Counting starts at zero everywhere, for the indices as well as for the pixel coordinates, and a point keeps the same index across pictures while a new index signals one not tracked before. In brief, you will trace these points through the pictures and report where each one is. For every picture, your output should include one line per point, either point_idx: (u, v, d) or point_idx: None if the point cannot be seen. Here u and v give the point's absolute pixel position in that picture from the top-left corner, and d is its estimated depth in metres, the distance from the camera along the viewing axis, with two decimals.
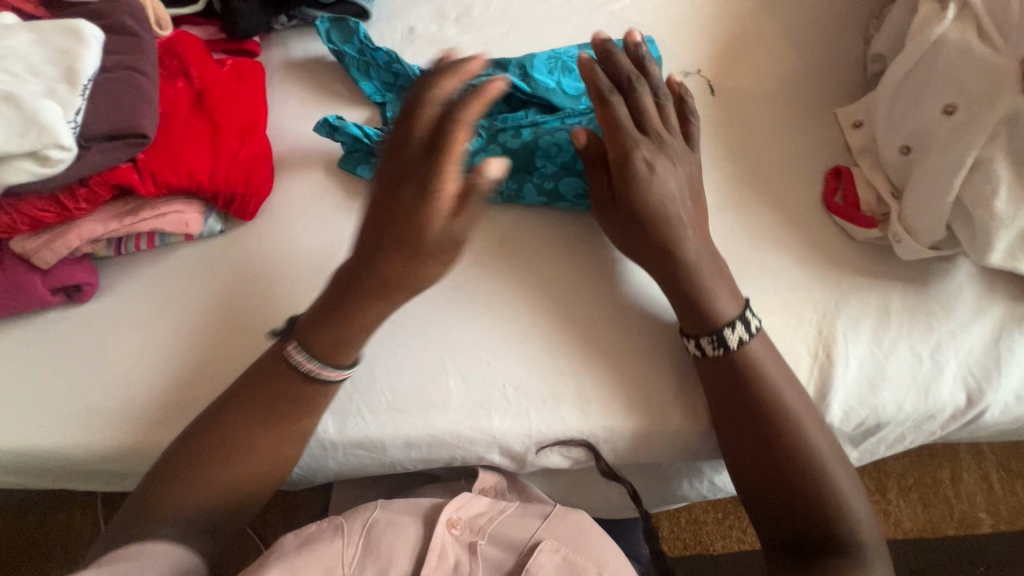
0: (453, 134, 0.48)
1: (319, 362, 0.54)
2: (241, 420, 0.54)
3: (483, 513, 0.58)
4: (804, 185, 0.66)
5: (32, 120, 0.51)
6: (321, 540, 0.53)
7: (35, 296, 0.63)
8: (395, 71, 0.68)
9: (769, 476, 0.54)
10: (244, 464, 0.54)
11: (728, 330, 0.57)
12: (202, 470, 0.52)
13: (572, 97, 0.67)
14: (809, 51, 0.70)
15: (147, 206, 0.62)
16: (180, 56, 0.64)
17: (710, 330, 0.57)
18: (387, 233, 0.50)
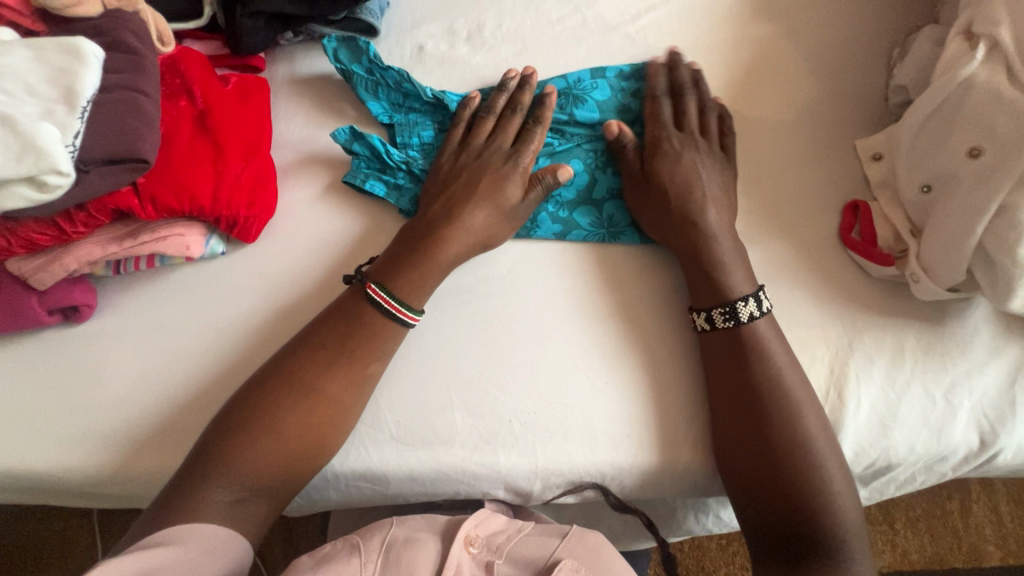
0: (540, 130, 0.64)
1: (399, 302, 0.59)
2: (263, 412, 0.54)
3: (501, 532, 0.57)
4: (820, 217, 0.65)
5: (29, 144, 0.49)
6: (338, 558, 0.53)
7: (31, 317, 0.62)
8: (405, 91, 0.67)
9: (778, 521, 0.53)
10: (278, 447, 0.53)
11: (741, 304, 0.58)
12: (229, 461, 0.52)
13: (586, 125, 0.67)
14: (828, 79, 0.68)
15: (147, 228, 0.60)
16: (184, 74, 0.62)
17: (723, 303, 0.58)
18: (470, 183, 0.63)
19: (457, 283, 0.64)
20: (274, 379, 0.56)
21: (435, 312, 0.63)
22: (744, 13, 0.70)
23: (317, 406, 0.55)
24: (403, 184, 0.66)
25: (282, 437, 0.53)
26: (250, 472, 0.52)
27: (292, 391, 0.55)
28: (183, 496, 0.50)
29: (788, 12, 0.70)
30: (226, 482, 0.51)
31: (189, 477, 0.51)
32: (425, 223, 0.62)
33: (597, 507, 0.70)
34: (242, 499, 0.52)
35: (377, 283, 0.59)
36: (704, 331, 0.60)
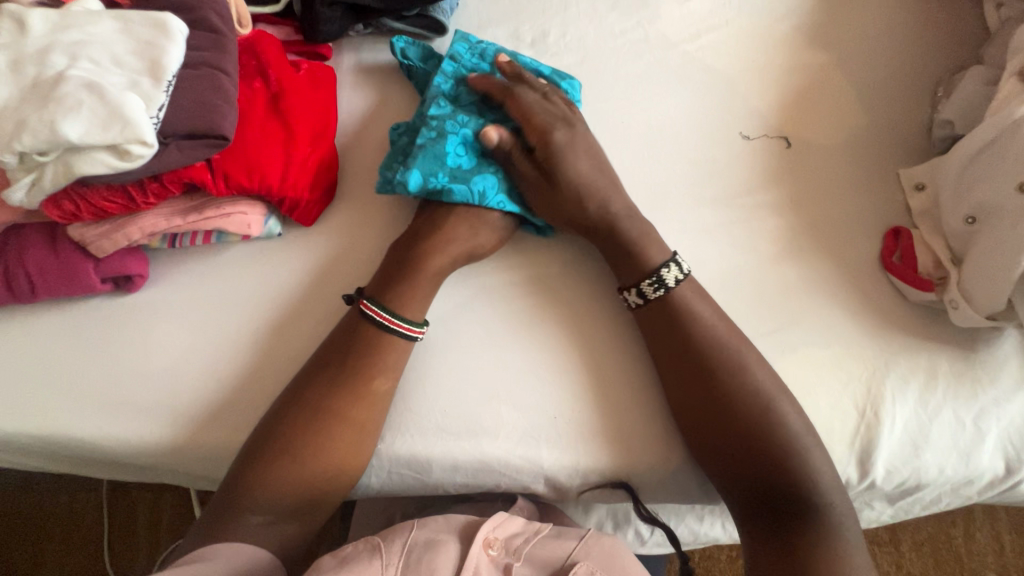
0: (567, 132, 0.64)
1: (391, 314, 0.59)
2: (292, 435, 0.55)
3: (518, 535, 0.56)
4: (862, 241, 0.67)
5: (118, 113, 0.50)
6: (357, 562, 0.50)
7: (85, 283, 0.63)
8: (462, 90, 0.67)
9: (782, 546, 0.53)
10: (310, 466, 0.54)
11: (664, 271, 0.60)
12: (255, 486, 0.53)
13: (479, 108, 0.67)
14: (876, 109, 0.70)
15: (211, 205, 0.61)
16: (261, 58, 0.64)
17: (649, 274, 0.61)
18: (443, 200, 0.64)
19: (506, 282, 0.65)
20: (300, 394, 0.56)
21: (485, 308, 0.64)
22: (799, 40, 0.73)
23: (345, 412, 0.56)
24: None
25: (313, 448, 0.55)
26: (287, 484, 0.54)
27: (334, 392, 0.56)
28: (219, 514, 0.53)
29: (841, 42, 0.73)
30: (257, 509, 0.53)
31: (223, 501, 0.53)
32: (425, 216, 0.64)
33: (626, 510, 0.71)
34: (274, 520, 0.53)
35: (367, 299, 0.59)
36: (637, 308, 0.61)
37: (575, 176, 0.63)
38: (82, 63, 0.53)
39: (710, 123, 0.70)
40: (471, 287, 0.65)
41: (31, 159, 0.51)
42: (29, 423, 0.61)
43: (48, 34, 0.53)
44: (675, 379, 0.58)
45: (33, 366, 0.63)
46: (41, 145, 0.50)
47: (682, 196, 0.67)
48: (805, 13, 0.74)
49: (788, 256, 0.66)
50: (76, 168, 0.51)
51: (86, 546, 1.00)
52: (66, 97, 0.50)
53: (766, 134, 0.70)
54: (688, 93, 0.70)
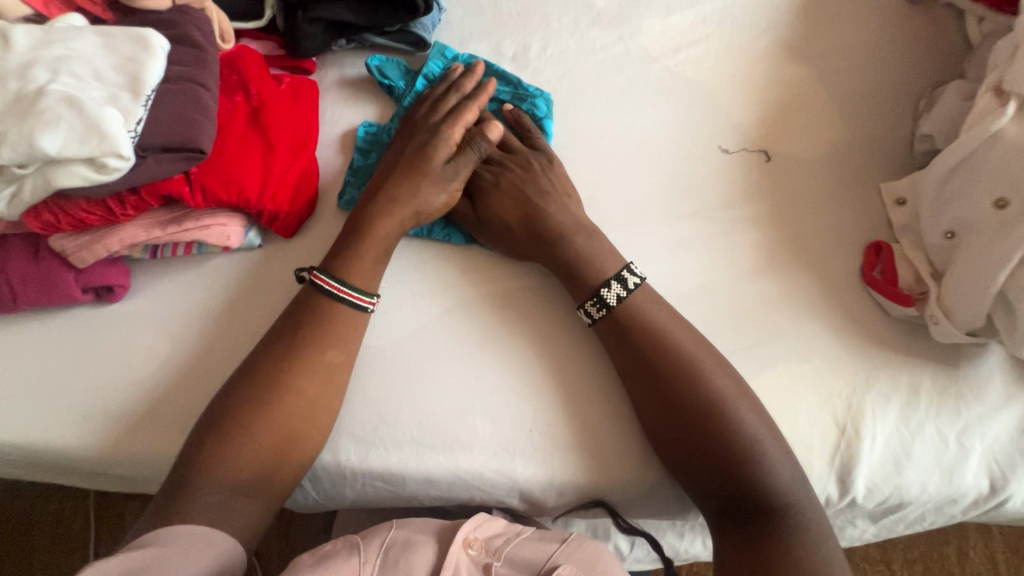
0: (496, 172, 0.67)
1: (339, 283, 0.60)
2: (253, 419, 0.55)
3: (499, 535, 0.55)
4: (842, 256, 0.67)
5: (95, 127, 0.51)
6: (336, 559, 0.51)
7: (65, 293, 0.63)
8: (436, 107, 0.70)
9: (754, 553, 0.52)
10: (284, 427, 0.55)
11: (604, 291, 0.60)
12: (227, 453, 0.53)
13: None
14: (857, 122, 0.70)
15: (191, 216, 0.62)
16: (241, 71, 0.64)
17: (591, 294, 0.61)
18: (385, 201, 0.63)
19: (484, 294, 0.66)
20: (263, 387, 0.56)
21: (463, 321, 0.64)
22: (779, 54, 0.73)
23: (312, 408, 0.57)
24: None
25: (279, 426, 0.55)
26: (261, 447, 0.54)
27: (308, 382, 0.57)
28: (176, 494, 0.52)
29: (822, 57, 0.73)
30: (226, 472, 0.53)
31: (191, 464, 0.53)
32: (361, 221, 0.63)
33: (605, 522, 0.71)
34: (235, 497, 0.53)
35: (319, 270, 0.60)
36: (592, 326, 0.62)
37: (498, 209, 0.65)
38: (63, 78, 0.54)
39: (690, 137, 0.70)
40: (449, 300, 0.65)
41: (11, 171, 0.52)
42: (10, 430, 0.62)
43: (31, 49, 0.54)
44: (650, 392, 0.57)
45: (16, 374, 0.64)
46: (20, 157, 0.51)
47: (660, 209, 0.67)
48: (787, 27, 0.74)
49: (767, 270, 0.66)
50: (54, 181, 0.52)
51: (71, 556, 1.00)
52: (45, 111, 0.51)
53: (745, 148, 0.69)
54: (668, 108, 0.71)
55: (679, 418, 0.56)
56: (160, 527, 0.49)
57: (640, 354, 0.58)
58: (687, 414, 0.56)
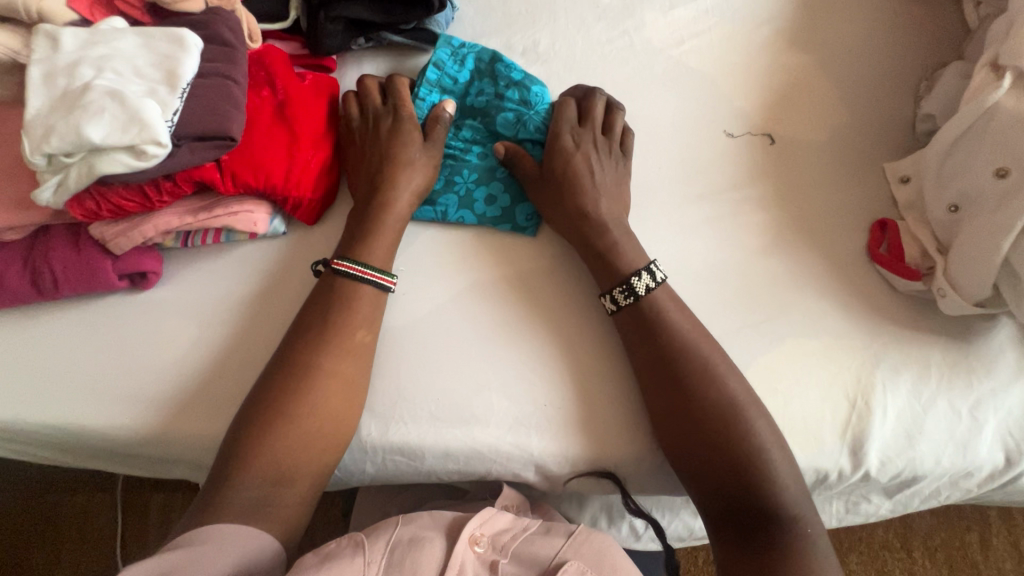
0: (576, 135, 0.68)
1: (364, 266, 0.63)
2: (281, 404, 0.57)
3: (506, 531, 0.56)
4: (848, 234, 0.68)
5: (136, 117, 0.55)
6: (341, 557, 0.50)
7: (103, 280, 0.67)
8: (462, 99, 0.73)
9: (748, 533, 0.54)
10: (313, 421, 0.57)
11: (635, 279, 0.62)
12: (260, 449, 0.55)
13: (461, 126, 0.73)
14: (859, 105, 0.72)
15: (220, 204, 0.65)
16: (269, 68, 0.68)
17: (620, 282, 0.62)
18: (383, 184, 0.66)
19: (498, 275, 0.68)
20: (291, 377, 0.59)
21: (477, 302, 0.66)
22: (781, 41, 0.75)
23: (336, 387, 0.59)
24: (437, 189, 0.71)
25: (308, 419, 0.57)
26: (291, 443, 0.56)
27: (329, 367, 0.59)
28: (216, 490, 0.54)
29: (823, 43, 0.74)
30: (259, 467, 0.55)
31: (226, 463, 0.55)
32: (382, 205, 0.66)
33: (616, 503, 0.73)
34: (270, 491, 0.54)
35: (339, 256, 0.63)
36: (613, 313, 0.63)
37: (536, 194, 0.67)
38: (107, 74, 0.58)
39: (695, 122, 0.72)
40: (463, 282, 0.67)
41: (58, 161, 0.57)
42: (50, 410, 0.65)
43: (78, 49, 0.59)
44: (658, 365, 0.59)
45: (57, 358, 0.68)
46: (67, 146, 0.55)
47: (667, 194, 0.69)
48: (788, 16, 0.76)
49: (773, 250, 0.67)
50: (97, 168, 0.56)
51: (99, 546, 1.03)
52: (91, 103, 0.55)
53: (750, 132, 0.71)
54: (672, 96, 0.73)
55: (685, 399, 0.58)
56: (204, 523, 0.51)
57: (647, 327, 0.61)
58: (693, 389, 0.58)
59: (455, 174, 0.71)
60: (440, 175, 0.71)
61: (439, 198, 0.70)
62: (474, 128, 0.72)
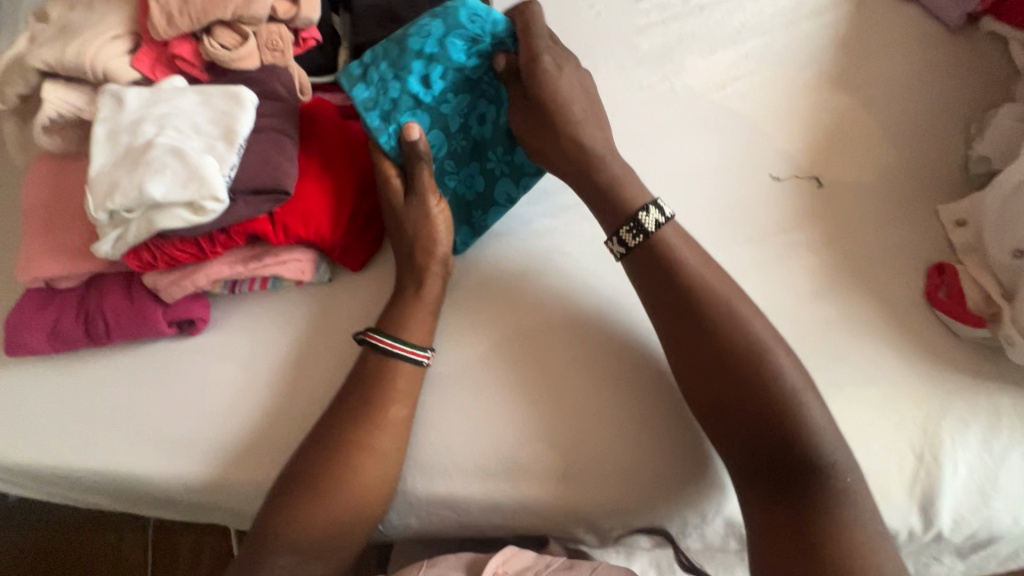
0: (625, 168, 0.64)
1: (394, 339, 0.62)
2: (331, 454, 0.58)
3: (527, 569, 0.56)
4: (905, 278, 0.66)
5: (196, 175, 0.57)
6: None
7: (154, 327, 0.68)
8: (418, 97, 0.66)
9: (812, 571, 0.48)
10: (350, 489, 0.57)
11: (643, 215, 0.60)
12: (299, 518, 0.55)
13: (445, 108, 0.67)
14: (909, 146, 0.71)
15: (270, 253, 0.66)
16: (317, 120, 0.69)
17: (626, 222, 0.61)
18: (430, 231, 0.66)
19: (543, 321, 0.67)
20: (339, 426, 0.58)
21: (522, 350, 0.65)
22: (825, 83, 0.74)
23: (383, 437, 0.59)
24: (483, 180, 0.70)
25: (347, 484, 0.57)
26: (328, 511, 0.56)
27: (377, 417, 0.59)
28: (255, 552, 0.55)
29: (868, 84, 0.73)
30: (298, 533, 0.55)
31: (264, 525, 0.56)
32: (427, 250, 0.66)
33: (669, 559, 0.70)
34: (306, 559, 0.55)
35: (372, 330, 0.62)
36: (623, 256, 0.62)
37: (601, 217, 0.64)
38: (168, 132, 0.60)
39: (741, 166, 0.71)
40: (508, 329, 0.67)
41: (120, 216, 0.58)
42: (101, 458, 0.66)
43: (141, 108, 0.61)
44: (732, 404, 0.54)
45: (107, 404, 0.68)
46: (129, 203, 0.57)
47: (714, 237, 0.68)
48: (832, 57, 0.75)
49: (827, 295, 0.65)
50: (156, 223, 0.57)
51: None
52: (153, 161, 0.57)
53: (796, 176, 0.70)
54: (715, 139, 0.72)
55: (766, 451, 0.53)
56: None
57: (705, 334, 0.56)
58: (771, 424, 0.53)
59: (489, 159, 0.70)
60: (474, 171, 0.70)
61: (492, 192, 0.70)
62: (456, 96, 0.67)
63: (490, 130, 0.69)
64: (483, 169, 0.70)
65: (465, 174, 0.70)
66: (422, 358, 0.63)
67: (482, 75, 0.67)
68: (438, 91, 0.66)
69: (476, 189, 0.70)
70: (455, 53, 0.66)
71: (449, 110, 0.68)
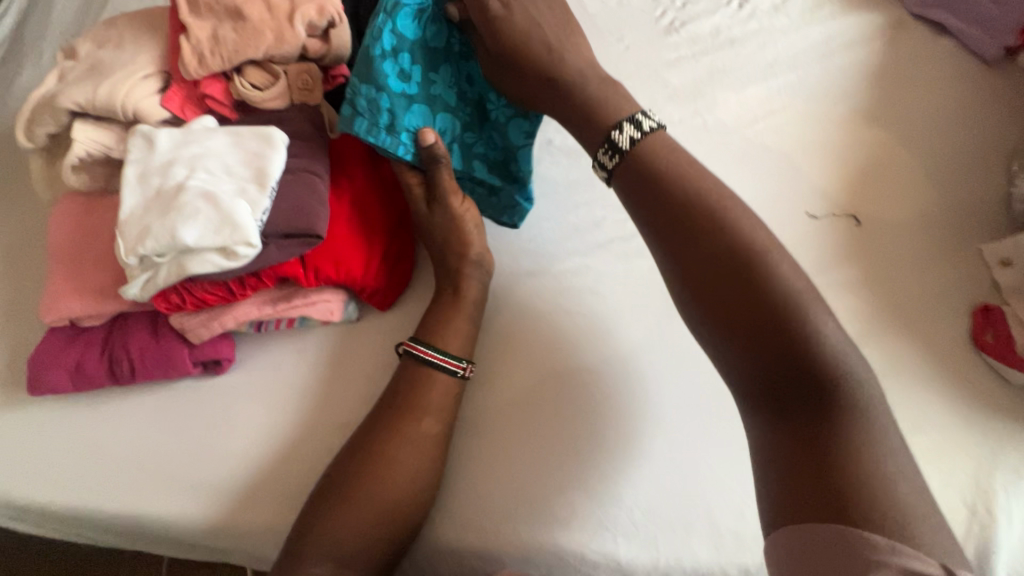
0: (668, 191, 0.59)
1: (437, 351, 0.62)
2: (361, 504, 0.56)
3: None
4: (948, 320, 0.64)
5: (229, 220, 0.56)
6: None
7: (180, 367, 0.67)
8: (407, 97, 0.64)
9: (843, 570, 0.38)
10: (389, 491, 0.57)
11: (616, 134, 0.54)
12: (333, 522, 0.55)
13: (434, 86, 0.65)
14: (947, 183, 0.69)
15: (299, 293, 0.65)
16: (346, 158, 0.69)
17: (602, 142, 0.54)
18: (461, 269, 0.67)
19: (577, 364, 0.65)
20: (370, 475, 0.57)
21: (558, 394, 0.64)
22: (859, 118, 0.73)
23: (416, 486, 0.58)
24: (501, 138, 0.69)
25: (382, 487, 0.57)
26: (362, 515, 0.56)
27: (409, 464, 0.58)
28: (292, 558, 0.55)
29: (902, 120, 0.73)
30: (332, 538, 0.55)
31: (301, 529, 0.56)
32: (459, 291, 0.65)
33: None
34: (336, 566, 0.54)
35: (412, 340, 0.62)
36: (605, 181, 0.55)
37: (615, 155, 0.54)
38: (199, 174, 0.60)
39: (776, 202, 0.69)
40: (542, 371, 0.65)
41: (150, 260, 0.58)
42: (123, 503, 0.64)
43: (172, 150, 0.61)
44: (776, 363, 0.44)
45: (130, 446, 0.67)
46: (161, 248, 0.56)
47: None
48: (864, 92, 0.74)
49: (869, 337, 0.63)
50: (187, 267, 0.57)
51: None
52: (185, 206, 0.56)
53: (833, 214, 0.69)
54: (749, 174, 0.71)
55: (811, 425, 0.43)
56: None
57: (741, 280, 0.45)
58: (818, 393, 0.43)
59: (495, 120, 0.68)
60: (490, 138, 0.70)
61: (518, 149, 0.69)
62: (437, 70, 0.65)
63: (478, 87, 0.67)
64: (496, 130, 0.69)
65: (485, 146, 0.70)
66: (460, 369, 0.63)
67: (443, 40, 0.65)
68: (422, 72, 0.65)
69: (501, 150, 0.70)
70: (411, 30, 0.63)
71: (441, 89, 0.66)
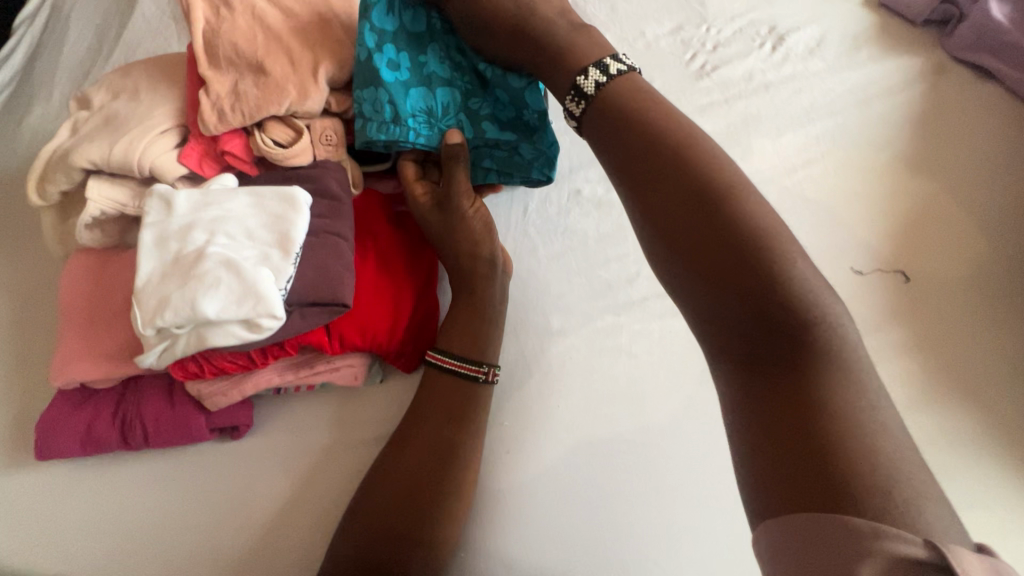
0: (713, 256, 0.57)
1: (458, 358, 0.60)
2: None
3: None
4: (1006, 385, 0.61)
5: (253, 290, 0.53)
6: None
7: (195, 434, 0.64)
8: (405, 82, 0.66)
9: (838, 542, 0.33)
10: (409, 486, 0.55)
11: (581, 80, 0.55)
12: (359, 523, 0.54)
13: (428, 68, 0.67)
14: (997, 237, 0.66)
15: (322, 359, 0.63)
16: (369, 216, 0.67)
17: (570, 89, 0.56)
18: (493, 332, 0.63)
19: (615, 432, 0.62)
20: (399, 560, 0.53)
21: (597, 466, 0.60)
22: (901, 165, 0.70)
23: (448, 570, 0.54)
24: (503, 97, 0.68)
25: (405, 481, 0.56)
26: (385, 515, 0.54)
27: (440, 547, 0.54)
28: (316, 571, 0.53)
29: (947, 168, 0.70)
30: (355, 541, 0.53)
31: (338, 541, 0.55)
32: (490, 354, 0.62)
33: None
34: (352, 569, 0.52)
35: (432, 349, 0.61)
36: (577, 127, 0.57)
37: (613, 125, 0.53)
38: (219, 238, 0.57)
39: (820, 256, 0.66)
40: (578, 439, 0.62)
41: (168, 331, 0.55)
42: None
43: (191, 212, 0.58)
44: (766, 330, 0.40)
45: (138, 521, 0.62)
46: (180, 320, 0.53)
47: None
48: (905, 139, 0.72)
49: (923, 404, 0.60)
50: (208, 339, 0.54)
51: None
52: (206, 274, 0.54)
53: (880, 269, 0.65)
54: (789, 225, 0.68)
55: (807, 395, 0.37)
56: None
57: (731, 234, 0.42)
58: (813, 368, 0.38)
59: (490, 83, 0.68)
60: (493, 102, 0.68)
61: (524, 91, 0.66)
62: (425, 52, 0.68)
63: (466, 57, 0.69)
64: (497, 93, 0.68)
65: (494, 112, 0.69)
66: (480, 375, 0.60)
67: (424, 28, 0.68)
68: (411, 57, 0.67)
69: (507, 110, 0.69)
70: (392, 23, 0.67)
71: (435, 68, 0.68)
